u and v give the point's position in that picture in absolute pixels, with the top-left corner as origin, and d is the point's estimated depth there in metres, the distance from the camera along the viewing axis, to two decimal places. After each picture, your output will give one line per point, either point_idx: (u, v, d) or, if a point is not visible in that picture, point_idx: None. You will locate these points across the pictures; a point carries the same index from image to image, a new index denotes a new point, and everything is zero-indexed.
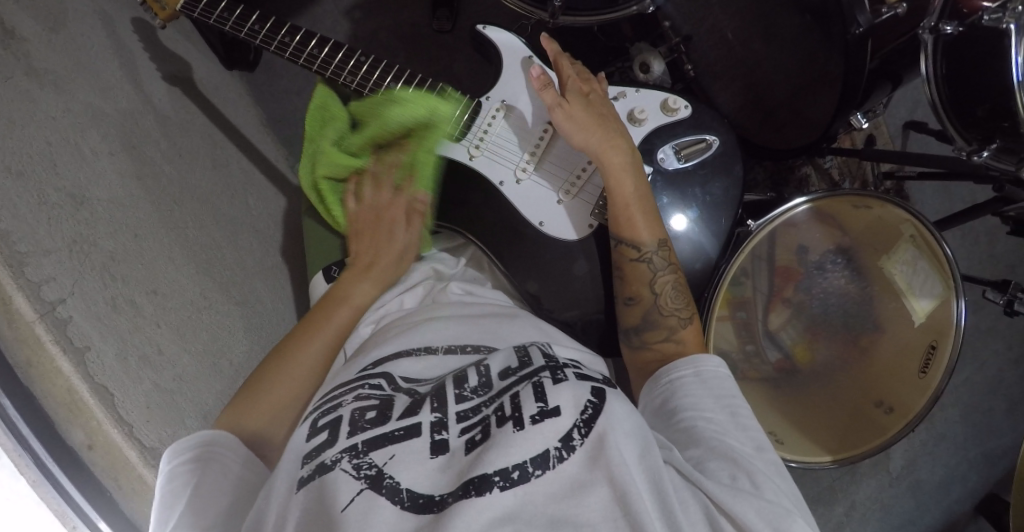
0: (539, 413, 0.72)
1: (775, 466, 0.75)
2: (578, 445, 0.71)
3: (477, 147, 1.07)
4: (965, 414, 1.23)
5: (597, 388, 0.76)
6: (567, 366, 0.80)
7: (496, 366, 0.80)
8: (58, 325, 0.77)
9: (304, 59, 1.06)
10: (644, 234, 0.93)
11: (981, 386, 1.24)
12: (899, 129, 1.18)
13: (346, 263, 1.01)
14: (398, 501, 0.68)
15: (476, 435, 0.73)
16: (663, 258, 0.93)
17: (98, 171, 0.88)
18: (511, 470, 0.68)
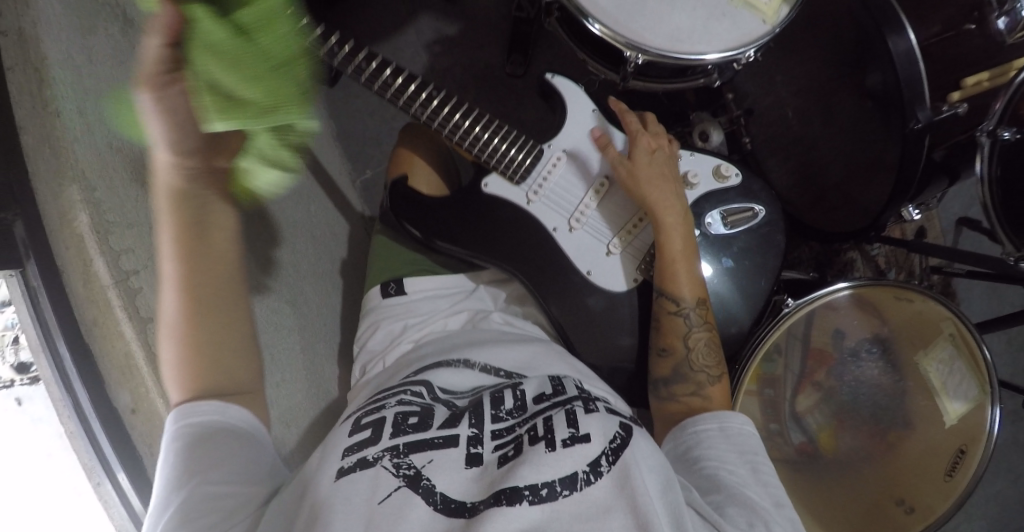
0: (570, 437, 0.75)
1: (792, 522, 0.76)
2: (605, 471, 0.73)
3: (534, 194, 1.08)
4: (994, 526, 1.20)
5: (625, 423, 0.79)
6: (598, 399, 0.83)
7: (530, 392, 0.84)
8: (129, 292, 0.84)
9: (375, 86, 1.03)
10: (689, 290, 0.94)
11: (1016, 498, 1.20)
12: (952, 223, 1.18)
13: (405, 280, 1.08)
14: (432, 501, 0.72)
15: (509, 452, 0.76)
16: (698, 316, 0.94)
17: None
18: (542, 487, 0.71)
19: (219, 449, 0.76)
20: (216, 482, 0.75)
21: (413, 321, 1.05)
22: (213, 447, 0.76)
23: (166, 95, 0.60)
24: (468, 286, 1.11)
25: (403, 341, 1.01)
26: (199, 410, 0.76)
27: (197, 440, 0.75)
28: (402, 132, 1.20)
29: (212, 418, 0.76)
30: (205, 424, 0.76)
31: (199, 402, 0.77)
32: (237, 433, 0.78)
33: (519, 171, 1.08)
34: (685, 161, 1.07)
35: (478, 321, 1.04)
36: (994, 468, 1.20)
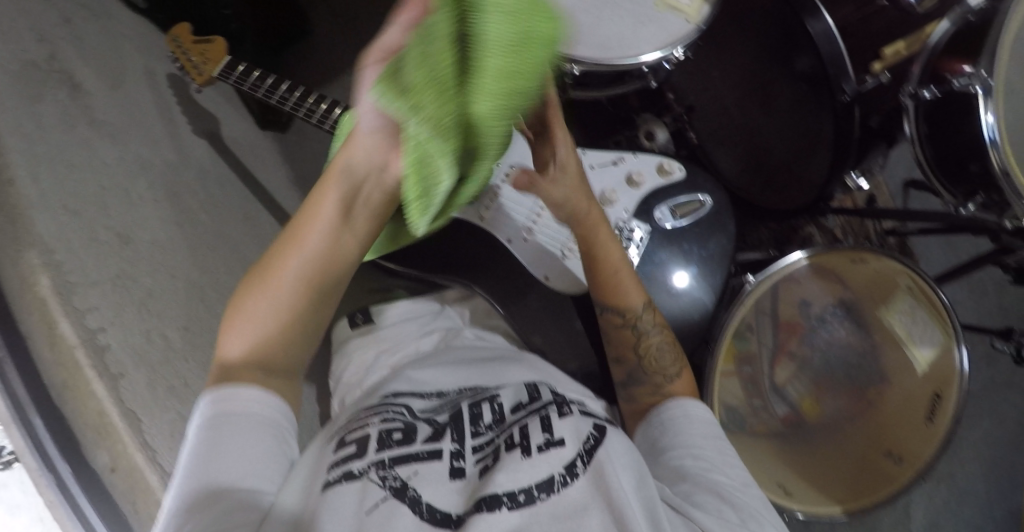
0: (546, 442, 0.74)
1: (762, 501, 0.77)
2: (581, 472, 0.72)
3: (485, 214, 1.10)
4: (984, 470, 1.23)
5: (600, 424, 0.79)
6: (572, 402, 0.83)
7: (508, 403, 0.84)
8: (97, 351, 0.81)
9: (325, 125, 1.07)
10: (633, 298, 0.93)
11: (1000, 440, 1.24)
12: (899, 186, 1.24)
13: (370, 309, 1.09)
14: (418, 511, 0.72)
15: (488, 462, 0.76)
16: (651, 321, 0.93)
17: (143, 214, 0.94)
18: (519, 493, 0.70)
19: (253, 441, 0.73)
20: (246, 481, 0.71)
21: (386, 347, 1.03)
22: (251, 441, 0.72)
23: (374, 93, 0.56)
24: (435, 307, 1.11)
25: (378, 367, 1.00)
26: (242, 396, 0.73)
27: (237, 427, 0.72)
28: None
29: (253, 405, 0.74)
30: (249, 412, 0.73)
31: (237, 388, 0.74)
32: (273, 428, 0.75)
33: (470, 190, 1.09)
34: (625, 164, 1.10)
35: (450, 339, 1.04)
36: (975, 414, 1.25)
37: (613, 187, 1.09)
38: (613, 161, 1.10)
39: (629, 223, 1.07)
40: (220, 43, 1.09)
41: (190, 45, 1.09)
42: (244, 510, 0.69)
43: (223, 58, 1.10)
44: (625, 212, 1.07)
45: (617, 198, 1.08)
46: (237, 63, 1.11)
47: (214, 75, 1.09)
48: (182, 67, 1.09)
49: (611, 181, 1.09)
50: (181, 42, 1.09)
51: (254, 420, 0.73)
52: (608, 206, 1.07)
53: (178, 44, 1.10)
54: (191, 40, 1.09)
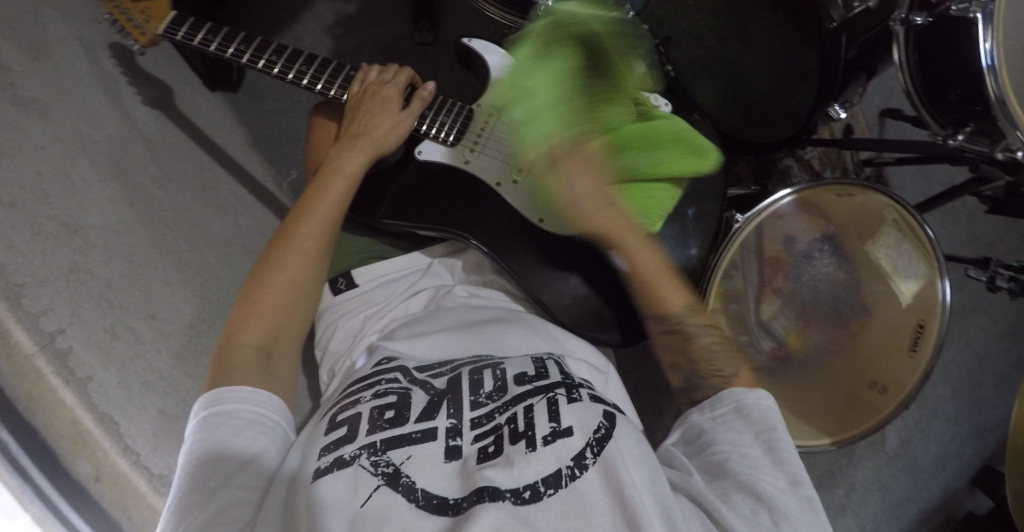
0: (552, 432, 0.72)
1: (809, 500, 0.71)
2: (591, 464, 0.70)
3: (469, 152, 1.04)
4: (955, 392, 1.33)
5: (610, 411, 0.75)
6: (583, 385, 0.79)
7: (512, 372, 0.80)
8: (58, 356, 0.76)
9: (291, 75, 1.02)
10: (677, 300, 0.84)
11: (968, 364, 1.33)
12: (876, 116, 1.24)
13: (351, 273, 1.01)
14: (413, 499, 0.69)
15: (489, 446, 0.73)
16: (698, 321, 0.83)
17: (89, 199, 0.86)
18: (524, 489, 0.69)
19: (246, 442, 0.74)
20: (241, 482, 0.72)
21: (374, 311, 0.97)
22: (240, 438, 0.74)
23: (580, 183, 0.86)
24: (423, 264, 1.04)
25: (369, 332, 0.95)
26: (236, 398, 0.75)
27: (229, 430, 0.74)
28: (311, 110, 1.09)
29: (239, 405, 0.75)
30: (239, 414, 0.75)
31: (230, 388, 0.76)
32: (266, 426, 0.76)
33: (450, 135, 1.04)
34: None
35: (440, 300, 0.97)
36: (948, 339, 1.34)
37: None
38: None
39: None
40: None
41: (128, 3, 1.00)
42: (237, 510, 0.71)
43: (167, 14, 1.02)
44: None
45: None
46: (184, 18, 1.03)
47: (159, 33, 1.02)
48: (122, 27, 1.00)
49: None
50: (119, 2, 1.00)
51: (246, 420, 0.75)
52: None
53: (115, 3, 1.00)
54: None
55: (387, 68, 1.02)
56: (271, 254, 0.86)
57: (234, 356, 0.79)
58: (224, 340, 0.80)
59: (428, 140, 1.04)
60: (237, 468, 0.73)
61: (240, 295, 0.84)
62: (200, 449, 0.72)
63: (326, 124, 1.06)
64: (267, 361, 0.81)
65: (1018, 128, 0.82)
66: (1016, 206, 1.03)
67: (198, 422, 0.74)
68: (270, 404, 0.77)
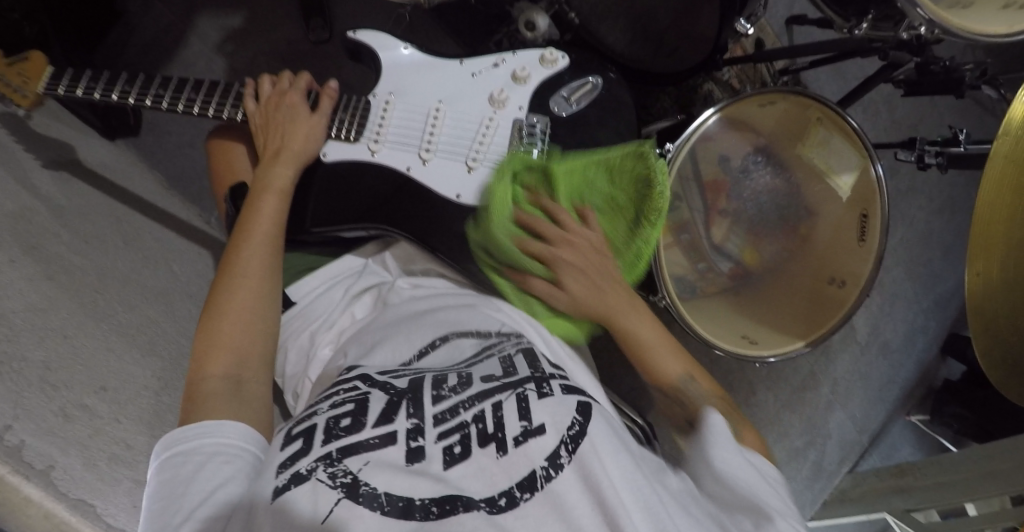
0: (523, 432, 0.68)
1: None
2: (566, 463, 0.65)
3: (376, 143, 0.98)
4: (909, 271, 1.38)
5: (584, 403, 0.71)
6: (554, 375, 0.75)
7: (479, 372, 0.75)
8: (12, 454, 0.72)
9: (182, 106, 0.97)
10: (672, 369, 0.82)
11: (916, 242, 1.38)
12: (781, 25, 1.27)
13: (287, 292, 0.93)
14: (377, 506, 0.64)
15: (455, 448, 0.68)
16: (696, 388, 0.80)
17: (5, 283, 0.81)
18: (498, 497, 0.64)
19: (212, 470, 0.69)
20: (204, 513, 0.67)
21: (319, 323, 0.91)
22: (204, 471, 0.69)
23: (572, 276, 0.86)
24: (357, 267, 0.97)
25: (321, 346, 0.88)
26: (204, 431, 0.71)
27: (196, 463, 0.69)
28: (210, 134, 1.03)
29: (205, 439, 0.71)
30: (201, 447, 0.70)
31: (196, 423, 0.72)
32: (235, 455, 0.71)
33: (353, 128, 0.97)
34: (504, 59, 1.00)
35: (386, 297, 0.90)
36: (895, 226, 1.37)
37: (500, 87, 0.99)
38: (492, 63, 1.00)
39: (530, 121, 0.98)
40: (35, 59, 0.95)
41: (1, 68, 0.93)
42: None
43: (44, 71, 0.96)
44: (521, 110, 0.98)
45: (507, 97, 0.98)
46: (63, 72, 0.97)
47: (40, 93, 0.96)
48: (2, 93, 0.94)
49: (497, 84, 0.99)
50: None
51: (209, 453, 0.70)
52: (500, 109, 0.98)
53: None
54: (1, 63, 0.93)
55: (282, 77, 0.99)
56: (219, 285, 0.82)
57: (201, 390, 0.75)
58: (190, 377, 0.76)
59: (331, 142, 0.98)
60: (201, 501, 0.67)
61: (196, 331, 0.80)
62: (168, 487, 0.68)
63: (227, 145, 1.01)
64: (237, 388, 0.76)
65: (916, 7, 0.81)
66: (928, 87, 1.06)
67: (166, 462, 0.70)
68: (238, 434, 0.72)
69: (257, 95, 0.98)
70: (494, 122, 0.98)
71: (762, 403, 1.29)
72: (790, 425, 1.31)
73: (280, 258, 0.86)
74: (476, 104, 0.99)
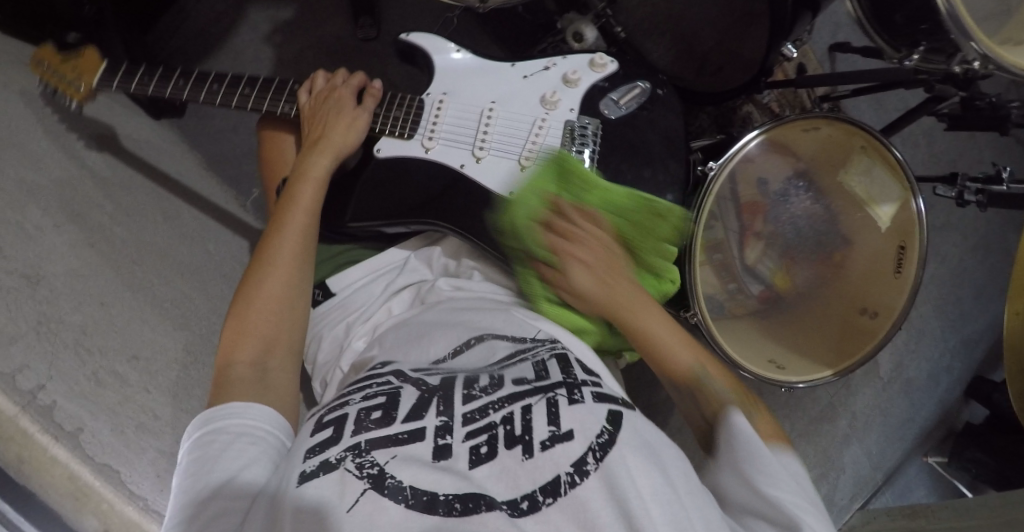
0: (550, 437, 0.67)
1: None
2: (592, 470, 0.65)
3: (430, 139, 0.98)
4: (938, 310, 1.37)
5: (615, 411, 0.70)
6: (586, 381, 0.74)
7: (511, 372, 0.75)
8: (43, 412, 0.73)
9: (235, 103, 0.99)
10: (682, 358, 0.79)
11: (946, 280, 1.37)
12: (825, 51, 1.28)
13: (326, 282, 0.95)
14: (403, 499, 0.64)
15: (481, 447, 0.68)
16: (713, 381, 0.77)
17: (47, 246, 0.82)
18: (520, 500, 0.64)
19: (237, 450, 0.70)
20: (226, 490, 0.67)
21: (356, 316, 0.91)
22: (229, 450, 0.70)
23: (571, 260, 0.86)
24: (399, 260, 0.97)
25: (355, 339, 0.88)
26: (229, 411, 0.72)
27: (220, 441, 0.70)
28: (260, 123, 1.03)
29: (231, 419, 0.72)
30: (227, 428, 0.71)
31: (221, 406, 0.73)
32: (258, 437, 0.72)
33: (406, 125, 0.98)
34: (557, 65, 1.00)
35: (425, 294, 0.90)
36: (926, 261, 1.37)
37: (552, 90, 0.99)
38: (542, 67, 1.00)
39: (580, 122, 0.97)
40: (90, 55, 0.97)
41: (56, 62, 0.95)
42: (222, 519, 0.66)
43: (98, 67, 0.97)
44: (572, 113, 0.98)
45: (559, 99, 0.98)
46: (118, 66, 0.99)
47: (95, 87, 0.97)
48: (51, 86, 0.95)
49: (549, 86, 0.99)
50: (46, 64, 0.95)
51: (234, 432, 0.71)
52: (551, 112, 0.98)
53: (44, 67, 0.95)
54: (56, 59, 0.95)
55: (337, 73, 0.99)
56: (252, 271, 0.83)
57: (228, 376, 0.76)
58: (221, 359, 0.78)
59: (383, 138, 0.99)
60: (225, 481, 0.68)
61: (228, 317, 0.81)
62: (191, 464, 0.69)
63: (276, 136, 1.02)
64: (262, 376, 0.77)
65: (970, 39, 0.83)
66: (976, 122, 1.05)
67: (193, 440, 0.71)
68: (261, 416, 0.74)
69: (309, 89, 0.99)
70: (546, 123, 0.98)
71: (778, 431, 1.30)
72: (804, 456, 1.31)
73: (313, 251, 0.87)
74: (528, 106, 0.99)
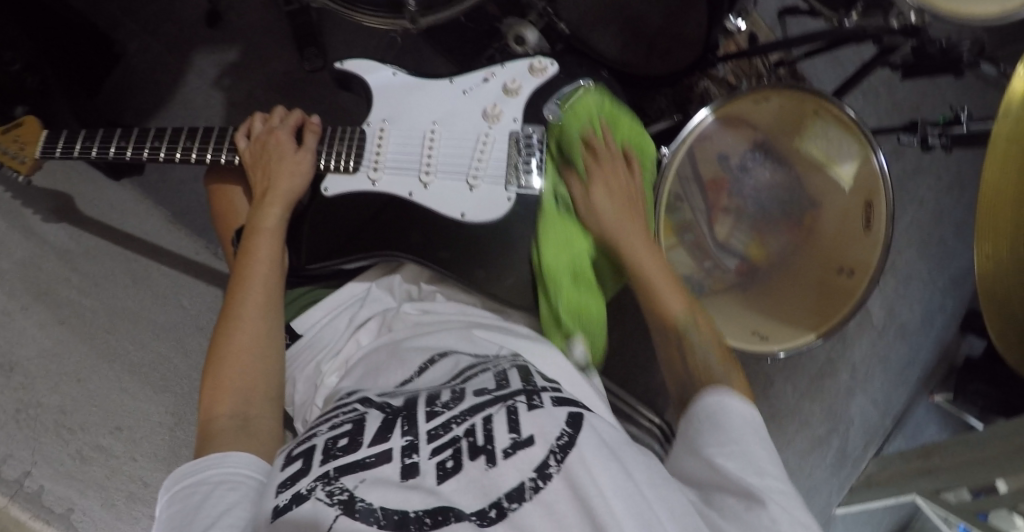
0: (512, 444, 0.68)
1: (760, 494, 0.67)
2: (555, 472, 0.65)
3: (375, 170, 0.98)
4: (923, 252, 1.36)
5: (575, 415, 0.71)
6: (546, 388, 0.76)
7: (475, 385, 0.77)
8: (31, 498, 0.74)
9: (178, 155, 0.98)
10: (674, 305, 0.82)
11: (926, 222, 1.36)
12: (774, 17, 1.27)
13: (291, 324, 0.95)
14: (372, 521, 0.64)
15: (447, 461, 0.69)
16: (705, 343, 0.80)
17: (17, 332, 0.83)
18: (489, 508, 0.64)
19: (215, 497, 0.69)
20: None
21: (324, 354, 0.91)
22: (210, 498, 0.69)
23: (598, 197, 0.89)
24: (360, 292, 0.97)
25: (329, 376, 0.89)
26: (207, 461, 0.73)
27: (200, 492, 0.70)
28: (206, 176, 1.03)
29: (210, 469, 0.72)
30: (206, 478, 0.71)
31: (208, 457, 0.73)
32: (237, 482, 0.71)
33: (351, 159, 0.98)
34: (493, 77, 1.00)
35: (391, 324, 0.91)
36: (904, 206, 1.36)
37: (492, 102, 1.00)
38: (481, 79, 1.00)
39: (524, 132, 0.98)
40: (30, 123, 0.97)
41: None
42: None
43: (39, 135, 0.98)
44: (515, 123, 0.99)
45: (501, 111, 0.99)
46: (59, 132, 0.99)
47: (38, 157, 0.98)
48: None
49: (490, 99, 1.00)
50: None
51: (214, 482, 0.71)
52: (494, 124, 0.99)
53: None
54: None
55: (273, 114, 0.99)
56: (220, 329, 0.84)
57: (212, 430, 0.76)
58: (201, 419, 0.78)
59: (330, 174, 0.98)
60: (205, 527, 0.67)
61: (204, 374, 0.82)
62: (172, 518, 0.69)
63: (222, 186, 1.01)
64: (246, 424, 0.78)
65: None
66: (925, 68, 1.04)
67: (170, 494, 0.71)
68: (240, 461, 0.73)
69: (248, 134, 0.98)
70: (490, 136, 0.98)
71: (780, 394, 1.29)
72: (809, 414, 1.30)
73: (279, 300, 0.87)
74: (470, 122, 0.99)
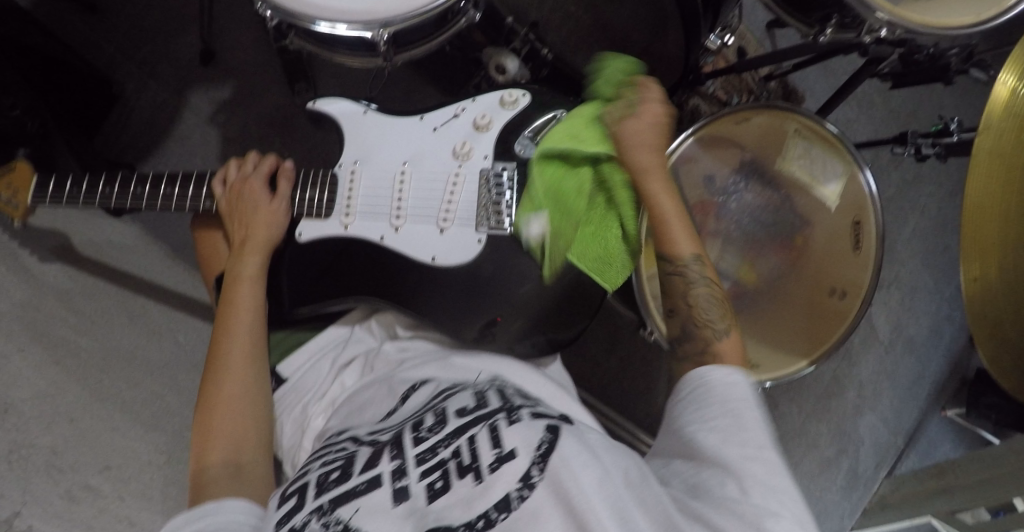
0: (496, 459, 0.68)
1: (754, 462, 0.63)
2: (538, 482, 0.65)
3: (347, 215, 0.98)
4: (927, 262, 1.32)
5: (554, 423, 0.71)
6: (523, 404, 0.76)
7: (454, 408, 0.77)
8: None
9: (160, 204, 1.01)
10: (686, 248, 0.77)
11: (929, 230, 1.33)
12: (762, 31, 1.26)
13: (276, 369, 0.96)
14: None
15: (437, 481, 0.69)
16: (700, 272, 0.76)
17: (12, 375, 0.88)
18: (477, 520, 0.65)
19: None
20: None
21: (310, 396, 0.92)
22: None
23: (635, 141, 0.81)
24: (343, 334, 0.99)
25: (314, 417, 0.90)
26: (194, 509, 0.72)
27: None
28: (193, 224, 1.06)
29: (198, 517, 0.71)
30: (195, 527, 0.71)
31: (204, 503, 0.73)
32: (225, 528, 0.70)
33: (323, 205, 0.99)
34: (464, 112, 0.99)
35: (373, 364, 0.93)
36: (906, 215, 1.33)
37: (463, 139, 0.98)
38: (452, 114, 0.99)
39: (496, 170, 0.96)
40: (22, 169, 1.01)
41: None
42: None
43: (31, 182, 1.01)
44: (487, 158, 0.97)
45: (471, 148, 0.97)
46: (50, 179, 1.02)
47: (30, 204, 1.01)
48: None
49: (458, 136, 0.99)
50: None
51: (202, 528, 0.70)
52: (466, 163, 0.97)
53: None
54: None
55: (247, 160, 1.02)
56: (210, 375, 0.85)
57: (204, 477, 0.77)
58: (193, 466, 0.79)
59: (302, 220, 1.00)
60: None
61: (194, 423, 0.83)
62: None
63: (206, 233, 1.04)
64: (237, 470, 0.78)
65: (874, 9, 0.81)
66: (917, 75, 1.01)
67: None
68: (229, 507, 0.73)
69: (224, 179, 1.01)
70: (461, 174, 0.97)
71: (784, 417, 1.26)
72: (817, 434, 1.27)
73: (266, 347, 0.89)
74: (441, 161, 0.98)
